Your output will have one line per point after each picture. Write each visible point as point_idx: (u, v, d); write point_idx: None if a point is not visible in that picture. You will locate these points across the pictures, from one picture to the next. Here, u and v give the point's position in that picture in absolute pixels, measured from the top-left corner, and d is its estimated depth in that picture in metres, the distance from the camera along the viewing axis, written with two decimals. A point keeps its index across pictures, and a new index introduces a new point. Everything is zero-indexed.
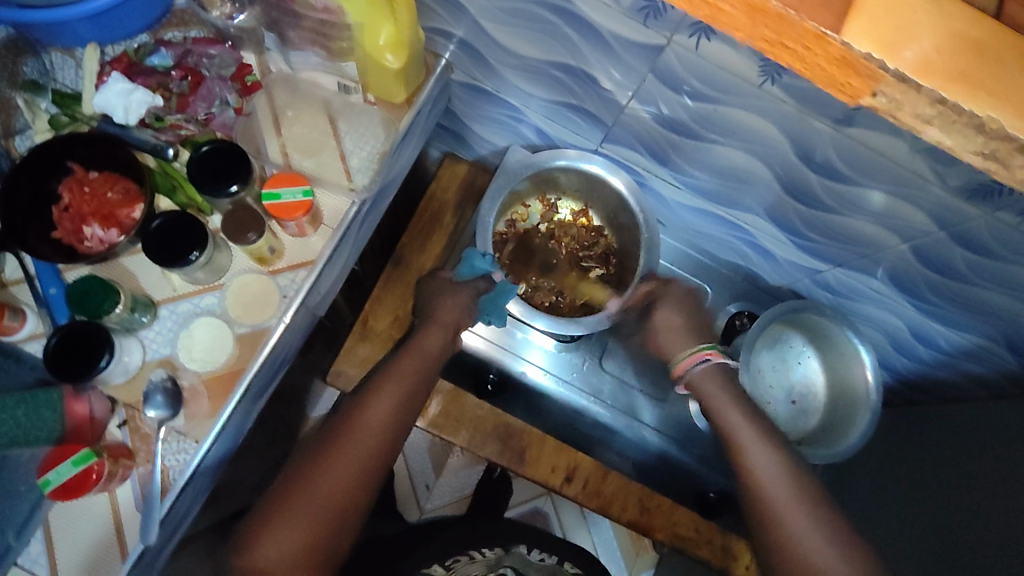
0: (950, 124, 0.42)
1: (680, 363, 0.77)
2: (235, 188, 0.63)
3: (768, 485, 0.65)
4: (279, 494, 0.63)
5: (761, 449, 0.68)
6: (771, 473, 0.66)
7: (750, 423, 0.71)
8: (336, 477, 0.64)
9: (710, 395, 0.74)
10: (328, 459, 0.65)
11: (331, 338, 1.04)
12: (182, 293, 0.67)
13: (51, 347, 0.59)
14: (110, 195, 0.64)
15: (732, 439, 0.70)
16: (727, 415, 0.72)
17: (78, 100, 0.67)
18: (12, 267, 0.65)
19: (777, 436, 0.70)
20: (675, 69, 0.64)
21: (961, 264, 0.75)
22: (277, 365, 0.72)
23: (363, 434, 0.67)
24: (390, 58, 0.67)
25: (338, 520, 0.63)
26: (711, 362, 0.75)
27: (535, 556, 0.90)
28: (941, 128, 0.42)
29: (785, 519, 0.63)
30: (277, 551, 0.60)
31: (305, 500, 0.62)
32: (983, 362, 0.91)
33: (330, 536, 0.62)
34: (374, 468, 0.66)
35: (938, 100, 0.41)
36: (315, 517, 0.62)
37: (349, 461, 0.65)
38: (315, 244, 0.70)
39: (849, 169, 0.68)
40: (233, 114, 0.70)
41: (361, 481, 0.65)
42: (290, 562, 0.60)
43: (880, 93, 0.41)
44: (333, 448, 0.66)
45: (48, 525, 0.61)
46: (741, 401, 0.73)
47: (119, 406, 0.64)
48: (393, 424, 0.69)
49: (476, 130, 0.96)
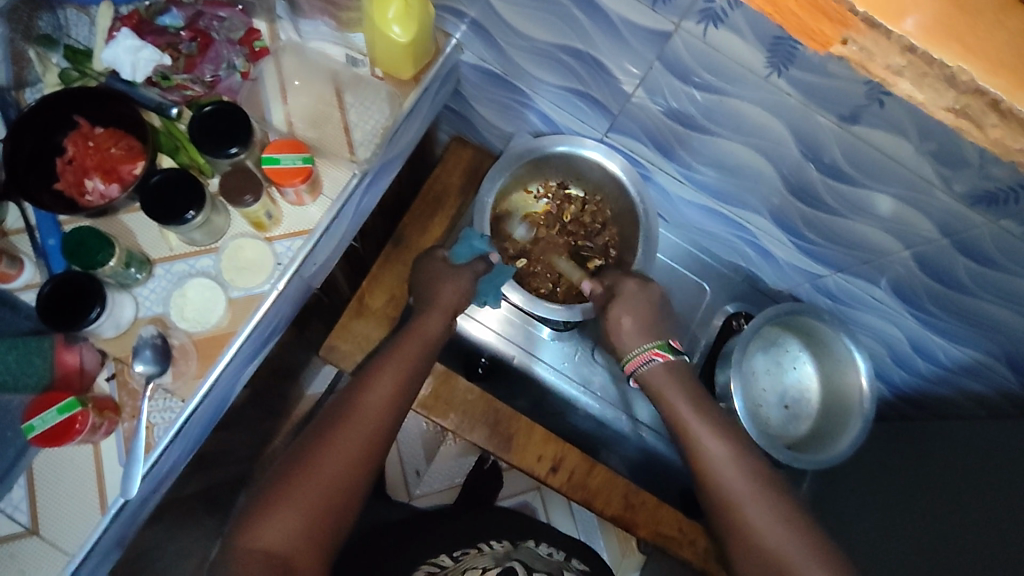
0: (919, 76, 0.45)
1: (630, 361, 0.78)
2: (235, 150, 0.63)
3: (727, 478, 0.67)
4: (285, 473, 0.62)
5: (717, 446, 0.70)
6: (730, 468, 0.68)
7: (698, 415, 0.73)
8: (340, 458, 0.63)
9: (667, 391, 0.75)
10: (333, 435, 0.65)
11: (329, 315, 1.05)
12: (178, 253, 0.68)
13: (44, 294, 0.59)
14: (113, 150, 0.65)
15: (688, 436, 0.72)
16: (683, 413, 0.73)
17: (89, 57, 0.68)
18: (14, 217, 0.66)
19: (732, 432, 0.72)
20: (683, 57, 0.63)
21: (964, 275, 0.73)
22: (267, 332, 0.72)
23: (365, 418, 0.67)
24: (397, 30, 0.66)
25: (341, 503, 0.62)
26: (655, 361, 0.77)
27: (543, 550, 0.84)
28: (912, 82, 0.46)
29: (743, 513, 0.65)
30: (281, 533, 0.58)
31: (310, 481, 0.61)
32: (982, 380, 0.89)
33: (333, 519, 0.61)
34: (375, 451, 0.66)
35: (908, 50, 0.43)
36: (321, 492, 0.61)
37: (351, 444, 0.65)
38: (312, 213, 0.70)
39: (856, 170, 0.67)
40: (240, 79, 0.71)
41: (363, 464, 0.65)
42: (296, 542, 0.59)
43: (852, 42, 0.46)
44: (335, 430, 0.65)
45: (31, 472, 0.61)
46: (691, 393, 0.75)
47: (109, 360, 0.65)
48: (394, 407, 0.70)
49: (483, 113, 0.96)
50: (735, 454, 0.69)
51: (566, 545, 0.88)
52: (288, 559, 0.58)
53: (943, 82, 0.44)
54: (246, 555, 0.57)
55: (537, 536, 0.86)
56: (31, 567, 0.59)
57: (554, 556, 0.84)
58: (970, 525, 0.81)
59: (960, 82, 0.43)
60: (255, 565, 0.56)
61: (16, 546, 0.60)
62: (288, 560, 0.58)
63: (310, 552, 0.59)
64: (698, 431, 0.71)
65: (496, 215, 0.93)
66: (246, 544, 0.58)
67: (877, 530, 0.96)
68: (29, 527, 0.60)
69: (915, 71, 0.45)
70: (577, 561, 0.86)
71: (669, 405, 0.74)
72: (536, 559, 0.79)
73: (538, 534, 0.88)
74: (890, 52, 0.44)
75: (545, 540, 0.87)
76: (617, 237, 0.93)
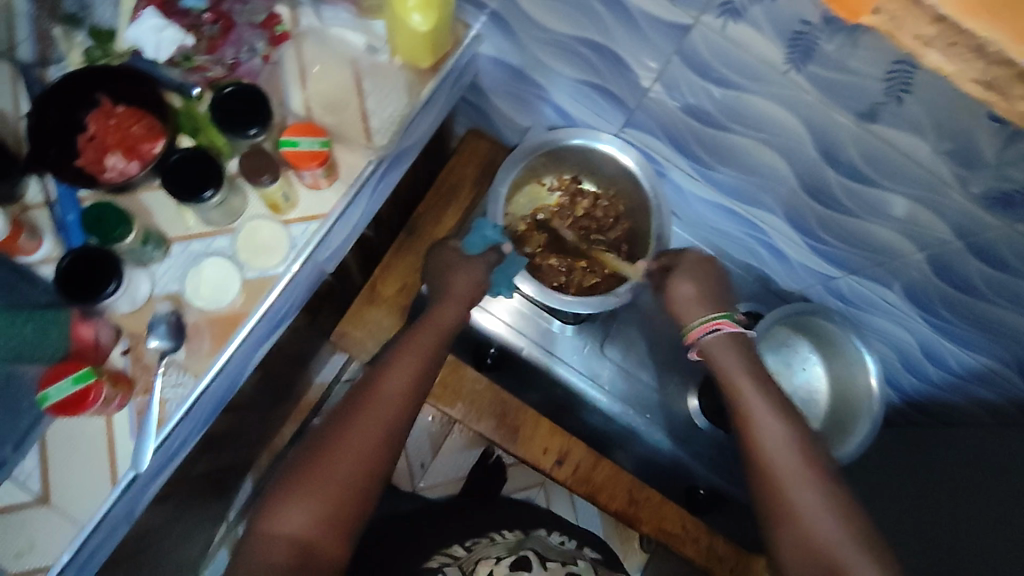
0: (949, 47, 0.46)
1: (694, 330, 0.76)
2: (254, 131, 0.64)
3: (778, 460, 0.65)
4: (306, 461, 0.62)
5: (771, 422, 0.67)
6: (784, 443, 0.66)
7: (760, 389, 0.70)
8: (360, 446, 0.63)
9: (725, 363, 0.73)
10: (351, 423, 0.64)
11: (340, 303, 1.05)
12: (195, 232, 0.68)
13: (63, 266, 0.60)
14: (134, 129, 0.65)
15: (743, 410, 0.69)
16: (743, 384, 0.71)
17: (113, 37, 0.69)
18: (34, 190, 0.66)
19: (791, 410, 0.69)
20: (702, 52, 0.63)
21: (978, 279, 0.73)
22: (280, 315, 0.72)
23: (384, 405, 0.66)
24: (418, 19, 0.67)
25: (362, 490, 0.62)
26: (722, 332, 0.74)
27: (556, 539, 0.83)
28: (942, 53, 0.47)
29: (793, 497, 0.63)
30: (305, 520, 0.59)
31: (332, 469, 0.61)
32: (991, 387, 0.88)
33: (355, 505, 0.61)
34: (394, 439, 0.65)
35: (940, 19, 0.44)
36: (341, 481, 0.61)
37: (372, 430, 0.64)
38: (329, 198, 0.71)
39: (872, 170, 0.67)
40: (261, 61, 0.72)
41: (383, 451, 0.64)
42: (318, 529, 0.59)
43: (882, 10, 0.47)
44: (354, 418, 0.65)
45: (44, 444, 0.62)
46: (754, 367, 0.72)
47: (124, 335, 0.66)
48: (412, 395, 0.69)
49: (500, 106, 0.96)
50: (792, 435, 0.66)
51: (578, 535, 0.88)
52: (312, 545, 0.58)
53: (972, 53, 0.45)
54: (270, 541, 0.58)
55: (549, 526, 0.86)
56: (41, 536, 0.60)
57: (566, 543, 0.83)
58: (976, 532, 0.81)
59: (989, 54, 0.44)
60: (280, 552, 0.57)
61: (27, 514, 0.61)
62: (311, 546, 0.58)
63: (333, 539, 0.59)
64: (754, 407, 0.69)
65: (511, 206, 0.94)
66: (270, 531, 0.58)
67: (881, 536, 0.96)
68: (40, 497, 0.61)
69: (945, 41, 0.45)
70: (590, 550, 0.85)
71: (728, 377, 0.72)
72: (550, 550, 0.78)
73: (550, 525, 0.87)
74: (920, 22, 0.45)
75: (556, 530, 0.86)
76: (630, 232, 0.93)
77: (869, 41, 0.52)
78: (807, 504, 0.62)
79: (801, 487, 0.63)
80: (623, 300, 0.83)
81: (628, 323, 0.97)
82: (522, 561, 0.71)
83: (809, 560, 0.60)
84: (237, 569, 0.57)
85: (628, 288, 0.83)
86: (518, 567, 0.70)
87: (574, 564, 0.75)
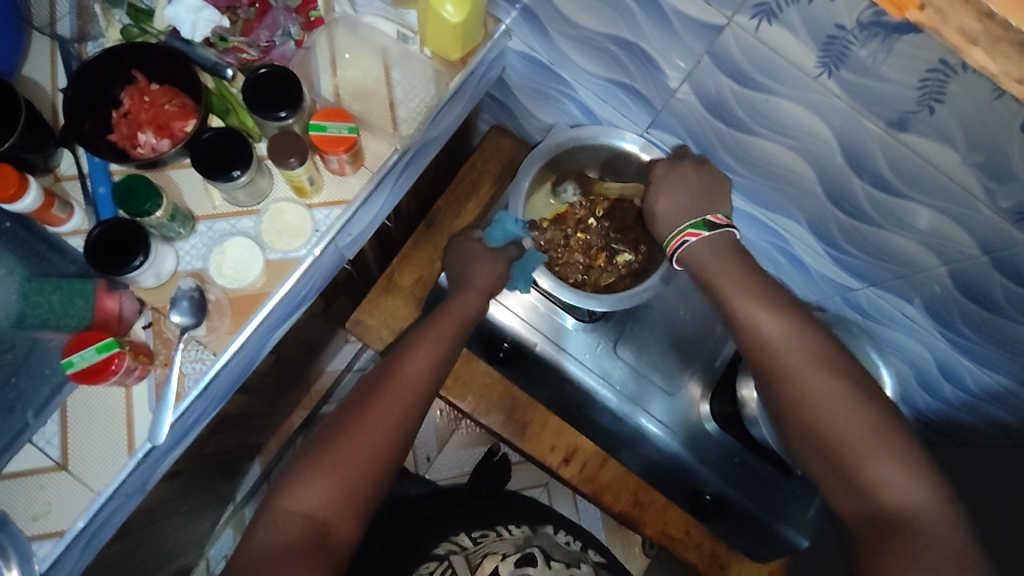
0: (994, 44, 0.43)
1: (671, 241, 0.75)
2: (284, 113, 0.64)
3: (786, 356, 0.66)
4: (322, 440, 0.63)
5: (776, 324, 0.68)
6: (791, 345, 0.66)
7: (767, 306, 0.69)
8: (380, 427, 0.63)
9: (721, 272, 0.71)
10: (368, 408, 0.64)
11: (356, 292, 1.06)
12: (221, 211, 0.69)
13: (94, 237, 0.61)
14: (167, 107, 0.67)
15: (752, 326, 0.69)
16: (742, 301, 0.70)
17: (151, 16, 0.70)
18: (67, 164, 0.68)
19: (793, 311, 0.69)
20: (733, 53, 0.63)
21: (1000, 296, 0.72)
22: (299, 299, 0.73)
23: (404, 390, 0.67)
24: (451, 9, 0.67)
25: (379, 472, 0.62)
26: (688, 243, 0.73)
27: (562, 538, 0.82)
28: (986, 51, 0.43)
29: (812, 397, 0.63)
30: (320, 498, 0.59)
31: (350, 450, 0.61)
32: (1007, 407, 0.86)
33: (372, 486, 0.62)
34: (410, 424, 0.66)
35: (987, 15, 0.41)
36: (357, 465, 0.61)
37: (390, 414, 0.65)
38: (353, 185, 0.71)
39: (900, 180, 0.66)
40: (294, 46, 0.73)
41: (401, 435, 0.65)
42: (331, 508, 0.60)
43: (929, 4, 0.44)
44: (371, 401, 0.65)
45: (65, 410, 0.63)
46: (748, 274, 0.71)
47: (147, 309, 0.67)
48: (431, 382, 0.69)
49: (525, 104, 0.97)
50: (794, 334, 0.67)
51: (585, 538, 0.86)
52: (329, 523, 0.59)
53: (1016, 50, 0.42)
54: (286, 517, 0.58)
55: (557, 524, 0.85)
56: (59, 500, 0.61)
57: (571, 543, 0.82)
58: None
59: None
60: (294, 529, 0.58)
61: (45, 478, 0.62)
62: (327, 524, 0.59)
63: (343, 517, 0.60)
64: (750, 308, 0.69)
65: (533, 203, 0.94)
66: (284, 507, 0.59)
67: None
68: (58, 462, 0.62)
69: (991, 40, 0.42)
70: (596, 552, 0.83)
71: (714, 280, 0.72)
72: (555, 549, 0.76)
73: (555, 522, 0.87)
74: (965, 15, 0.42)
75: (562, 528, 0.85)
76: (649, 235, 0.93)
77: (904, 46, 0.51)
78: (820, 399, 0.63)
79: (815, 382, 0.64)
80: (635, 302, 0.84)
81: (642, 324, 0.96)
82: (526, 558, 0.71)
83: (823, 451, 0.62)
84: (254, 543, 0.57)
85: (640, 292, 0.84)
86: (523, 563, 0.70)
87: (577, 567, 0.74)
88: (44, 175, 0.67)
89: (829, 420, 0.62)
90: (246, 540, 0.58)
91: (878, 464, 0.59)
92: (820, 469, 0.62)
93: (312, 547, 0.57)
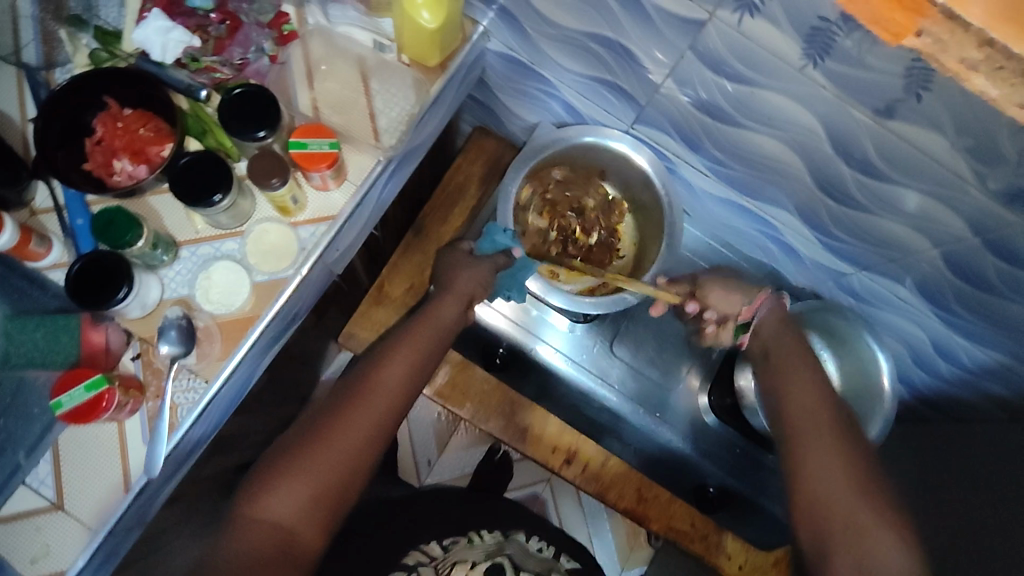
0: (995, 70, 0.45)
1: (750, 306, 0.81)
2: (262, 133, 0.63)
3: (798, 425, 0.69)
4: (293, 447, 0.61)
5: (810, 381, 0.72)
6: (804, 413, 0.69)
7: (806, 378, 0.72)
8: (354, 436, 0.62)
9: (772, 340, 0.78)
10: (340, 413, 0.63)
11: (348, 302, 1.05)
12: (204, 236, 0.68)
13: (74, 272, 0.60)
14: (142, 131, 0.65)
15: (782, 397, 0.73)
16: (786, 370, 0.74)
17: (119, 38, 0.68)
18: (42, 195, 0.66)
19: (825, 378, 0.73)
20: (717, 48, 0.62)
21: (993, 275, 0.71)
22: (290, 318, 0.72)
23: (378, 400, 0.65)
24: (427, 16, 0.66)
25: (350, 482, 0.61)
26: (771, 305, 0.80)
27: (534, 545, 0.84)
28: (985, 75, 0.45)
29: (810, 448, 0.66)
30: (289, 506, 0.58)
31: (320, 456, 0.60)
32: (1004, 382, 0.86)
33: (340, 495, 0.60)
34: (385, 435, 0.65)
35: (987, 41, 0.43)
36: (326, 471, 0.60)
37: (365, 421, 0.63)
38: (338, 199, 0.70)
39: (889, 167, 0.65)
40: (268, 62, 0.71)
41: (374, 442, 0.63)
42: (299, 517, 0.58)
43: (926, 33, 0.46)
44: (345, 407, 0.64)
45: (57, 448, 0.62)
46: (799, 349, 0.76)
47: (135, 340, 0.66)
48: (407, 392, 0.68)
49: (508, 104, 0.95)
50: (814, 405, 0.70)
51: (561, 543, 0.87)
52: (296, 534, 0.57)
53: None
54: (253, 525, 0.57)
55: (527, 530, 0.86)
56: (57, 541, 0.60)
57: (543, 551, 0.83)
58: (972, 515, 0.81)
59: None
60: (259, 539, 0.56)
61: (41, 520, 0.61)
62: (294, 535, 0.57)
63: (309, 527, 0.58)
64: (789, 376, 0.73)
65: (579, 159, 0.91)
66: (250, 515, 0.57)
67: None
68: (54, 502, 0.61)
69: (991, 66, 0.45)
70: (568, 558, 0.85)
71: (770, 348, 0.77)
72: (527, 558, 0.78)
73: (531, 525, 0.88)
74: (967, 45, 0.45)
75: (535, 534, 0.86)
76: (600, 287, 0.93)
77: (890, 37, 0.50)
78: (820, 466, 0.64)
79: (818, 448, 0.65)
80: (627, 304, 0.83)
81: (637, 320, 0.96)
82: (496, 567, 0.73)
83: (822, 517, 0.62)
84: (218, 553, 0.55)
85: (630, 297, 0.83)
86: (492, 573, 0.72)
87: None
88: (19, 210, 0.65)
89: (821, 472, 0.64)
90: (212, 550, 0.56)
91: (878, 535, 0.58)
92: (816, 537, 0.61)
93: (277, 560, 0.56)
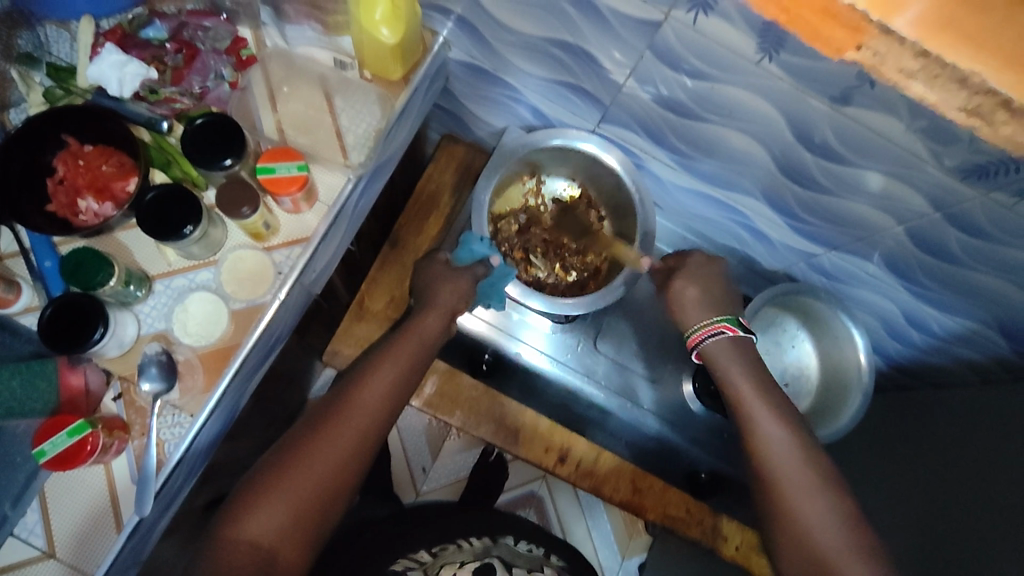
0: None
1: (696, 333, 0.79)
2: (229, 161, 0.63)
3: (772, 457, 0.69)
4: (272, 466, 0.61)
5: (774, 430, 0.70)
6: (786, 450, 0.69)
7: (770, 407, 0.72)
8: (333, 452, 0.62)
9: (727, 366, 0.76)
10: (321, 431, 0.63)
11: (331, 319, 1.05)
12: (177, 268, 0.67)
13: (46, 318, 0.59)
14: (104, 167, 0.64)
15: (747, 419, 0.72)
16: (742, 391, 0.74)
17: (73, 74, 0.67)
18: (7, 241, 0.65)
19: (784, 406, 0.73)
20: (673, 45, 0.63)
21: (955, 246, 0.73)
22: (272, 342, 0.71)
23: (358, 416, 0.65)
24: (386, 33, 0.66)
25: (330, 499, 0.61)
26: (725, 335, 0.77)
27: (523, 547, 0.86)
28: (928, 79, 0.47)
29: (791, 498, 0.65)
30: (267, 526, 0.57)
31: (300, 475, 0.60)
32: (976, 347, 0.88)
33: (320, 513, 0.60)
34: (367, 452, 0.65)
35: None
36: (306, 489, 0.60)
37: (346, 438, 0.63)
38: (310, 221, 0.70)
39: (848, 150, 0.67)
40: (229, 88, 0.71)
41: (355, 459, 0.63)
42: (279, 536, 0.57)
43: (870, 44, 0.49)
44: (325, 425, 0.64)
45: (44, 495, 0.62)
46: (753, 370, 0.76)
47: (115, 379, 0.65)
48: (387, 407, 0.68)
49: (474, 111, 0.95)
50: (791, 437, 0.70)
51: (546, 543, 0.89)
52: (276, 553, 0.57)
53: None
54: (232, 545, 0.56)
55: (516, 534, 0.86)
56: None
57: (534, 551, 0.85)
58: (948, 480, 0.83)
59: None
60: (239, 560, 0.55)
61: (33, 569, 0.60)
62: (274, 555, 0.57)
63: (290, 547, 0.58)
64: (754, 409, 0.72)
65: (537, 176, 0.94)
66: (229, 537, 0.56)
67: (859, 495, 0.98)
68: (45, 551, 0.60)
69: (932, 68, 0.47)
70: (557, 557, 0.87)
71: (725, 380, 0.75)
72: (515, 557, 0.82)
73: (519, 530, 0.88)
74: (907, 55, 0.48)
75: (523, 537, 0.87)
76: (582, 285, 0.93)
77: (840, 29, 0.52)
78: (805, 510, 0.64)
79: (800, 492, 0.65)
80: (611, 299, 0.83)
81: (619, 316, 0.97)
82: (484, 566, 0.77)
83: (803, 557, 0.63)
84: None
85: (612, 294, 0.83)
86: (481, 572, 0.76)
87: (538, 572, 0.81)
88: None
89: (806, 526, 0.64)
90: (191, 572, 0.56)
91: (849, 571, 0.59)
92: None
93: None
